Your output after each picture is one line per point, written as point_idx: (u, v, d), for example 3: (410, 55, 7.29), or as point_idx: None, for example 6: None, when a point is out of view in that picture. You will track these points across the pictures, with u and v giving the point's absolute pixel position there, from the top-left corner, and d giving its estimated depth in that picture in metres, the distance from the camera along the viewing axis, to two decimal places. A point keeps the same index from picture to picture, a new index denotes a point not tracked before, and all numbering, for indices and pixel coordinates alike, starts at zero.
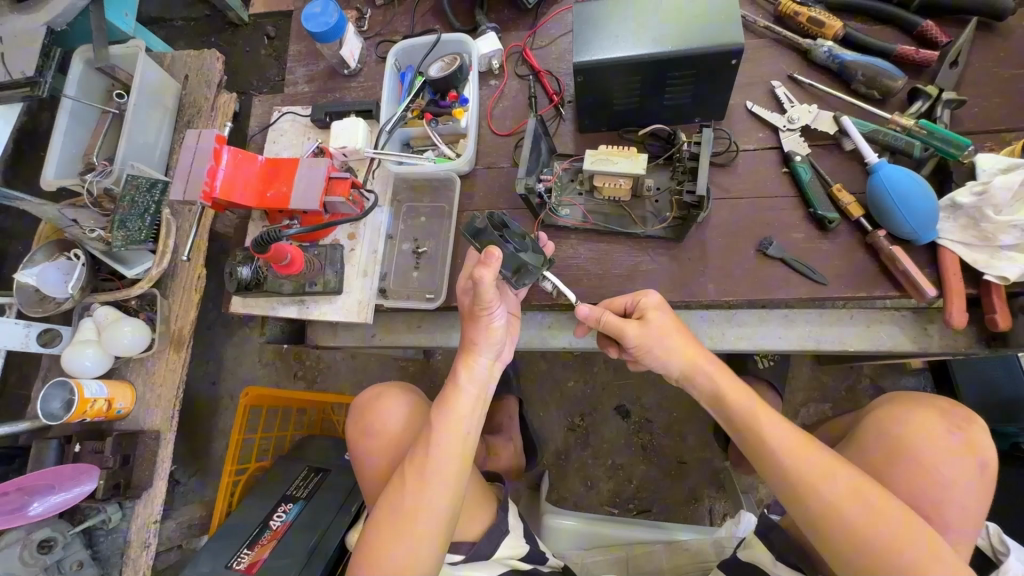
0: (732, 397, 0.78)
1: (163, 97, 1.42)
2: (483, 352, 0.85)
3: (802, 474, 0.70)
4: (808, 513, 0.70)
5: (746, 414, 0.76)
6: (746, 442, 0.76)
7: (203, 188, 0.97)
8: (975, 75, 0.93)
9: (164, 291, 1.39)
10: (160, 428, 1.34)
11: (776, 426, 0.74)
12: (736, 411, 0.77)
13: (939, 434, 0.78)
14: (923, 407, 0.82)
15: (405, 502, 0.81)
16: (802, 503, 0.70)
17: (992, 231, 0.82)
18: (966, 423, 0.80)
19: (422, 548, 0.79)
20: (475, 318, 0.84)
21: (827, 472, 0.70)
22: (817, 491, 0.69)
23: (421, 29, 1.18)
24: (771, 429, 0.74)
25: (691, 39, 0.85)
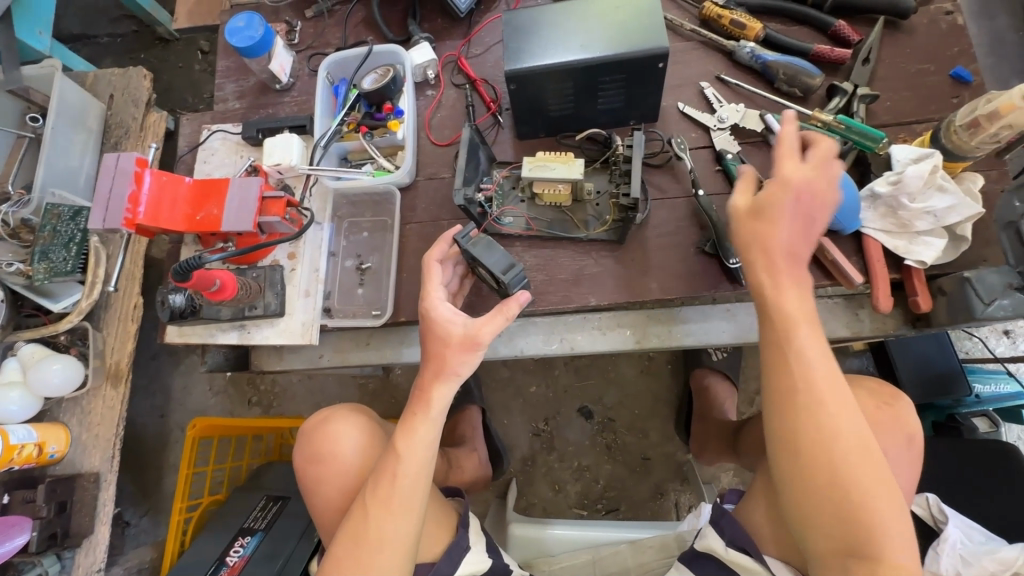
0: (793, 305, 0.71)
1: (84, 119, 1.34)
2: (453, 378, 0.80)
3: (817, 401, 0.68)
4: (790, 439, 0.69)
5: (795, 327, 0.70)
6: (786, 352, 0.70)
7: (126, 215, 0.92)
8: (886, 70, 0.98)
9: (97, 323, 1.31)
10: (99, 469, 1.26)
11: (816, 347, 0.70)
12: (782, 322, 0.71)
13: (876, 415, 0.82)
14: (857, 388, 0.86)
15: (367, 538, 0.79)
16: (794, 430, 0.69)
17: (909, 219, 0.87)
18: (894, 400, 0.85)
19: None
20: (461, 346, 0.80)
21: (840, 410, 0.68)
22: (823, 424, 0.68)
23: (353, 41, 1.16)
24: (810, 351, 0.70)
25: (618, 44, 0.86)
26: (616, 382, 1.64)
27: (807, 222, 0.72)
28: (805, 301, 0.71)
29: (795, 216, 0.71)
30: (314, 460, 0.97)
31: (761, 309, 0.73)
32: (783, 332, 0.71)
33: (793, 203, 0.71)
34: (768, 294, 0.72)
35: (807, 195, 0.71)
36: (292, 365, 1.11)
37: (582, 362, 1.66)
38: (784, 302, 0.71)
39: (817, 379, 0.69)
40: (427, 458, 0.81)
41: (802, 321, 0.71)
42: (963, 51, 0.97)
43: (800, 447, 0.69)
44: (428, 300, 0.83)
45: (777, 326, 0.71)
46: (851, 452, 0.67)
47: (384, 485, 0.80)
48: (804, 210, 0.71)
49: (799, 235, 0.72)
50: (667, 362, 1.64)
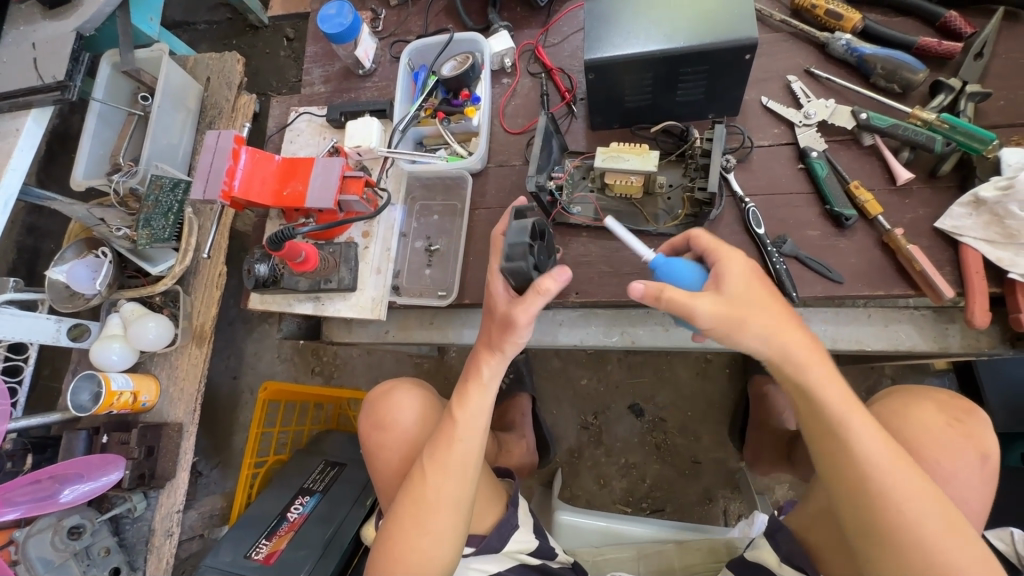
0: (838, 402, 0.68)
1: (185, 99, 1.45)
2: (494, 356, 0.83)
3: (888, 487, 0.64)
4: (879, 523, 0.64)
5: (845, 421, 0.67)
6: (841, 451, 0.67)
7: (223, 188, 1.00)
8: (1001, 67, 0.90)
9: (187, 287, 1.43)
10: (182, 420, 1.38)
11: (875, 441, 0.66)
12: (830, 415, 0.68)
13: (941, 428, 0.77)
14: (921, 401, 0.80)
15: (427, 497, 0.82)
16: (871, 514, 0.65)
17: (1018, 228, 0.79)
18: (966, 415, 0.78)
19: (444, 543, 0.81)
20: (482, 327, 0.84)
21: (912, 489, 0.64)
22: (897, 506, 0.64)
23: (434, 28, 1.19)
24: (871, 445, 0.66)
25: (704, 35, 0.84)
26: (669, 382, 1.62)
27: (794, 314, 0.70)
28: (849, 398, 0.68)
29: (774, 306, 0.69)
30: (377, 427, 1.03)
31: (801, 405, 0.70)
32: (836, 425, 0.67)
33: (759, 297, 0.68)
34: (811, 397, 0.69)
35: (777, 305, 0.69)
36: (359, 338, 1.17)
37: (635, 359, 1.65)
38: (826, 397, 0.68)
39: (885, 469, 0.65)
40: (477, 430, 0.83)
41: (851, 410, 0.67)
42: None
43: (882, 531, 0.64)
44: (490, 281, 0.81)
45: (831, 421, 0.68)
46: (930, 526, 0.63)
47: (441, 449, 0.83)
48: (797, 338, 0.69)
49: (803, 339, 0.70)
50: (724, 366, 1.60)
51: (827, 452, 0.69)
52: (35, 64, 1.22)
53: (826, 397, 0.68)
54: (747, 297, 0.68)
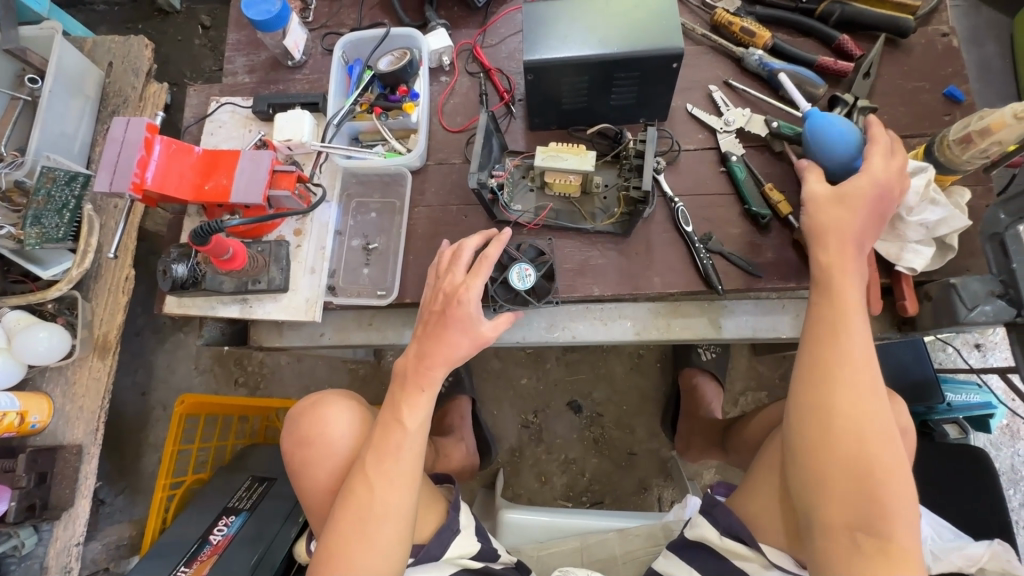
0: (850, 292, 0.76)
1: (83, 85, 1.31)
2: (431, 358, 0.82)
3: (858, 374, 0.72)
4: (822, 406, 0.72)
5: (843, 307, 0.75)
6: (830, 329, 0.74)
7: (133, 180, 0.92)
8: (884, 86, 1.02)
9: (86, 293, 1.29)
10: (82, 442, 1.24)
11: (865, 329, 0.74)
12: (838, 307, 0.75)
13: None
14: None
15: (368, 507, 0.79)
16: (824, 394, 0.72)
17: (903, 229, 0.90)
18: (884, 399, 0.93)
19: (390, 553, 0.79)
20: (439, 322, 0.82)
21: (873, 389, 0.72)
22: (857, 391, 0.71)
23: (369, 23, 1.17)
24: (860, 330, 0.74)
25: (635, 42, 0.89)
26: (605, 377, 1.68)
27: (866, 239, 0.78)
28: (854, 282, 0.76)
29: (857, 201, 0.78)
30: (302, 443, 0.98)
31: (818, 293, 0.78)
32: (840, 317, 0.74)
33: (870, 201, 0.78)
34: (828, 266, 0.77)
35: (857, 199, 0.78)
36: (291, 343, 1.10)
37: (573, 356, 1.69)
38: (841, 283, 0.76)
39: (861, 359, 0.72)
40: (421, 435, 0.83)
41: (856, 309, 0.75)
42: (957, 72, 1.02)
43: (829, 417, 0.71)
44: (470, 288, 0.80)
45: (832, 312, 0.75)
46: (875, 423, 0.70)
47: (387, 455, 0.81)
48: (854, 212, 0.78)
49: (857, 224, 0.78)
50: (656, 360, 1.67)
51: (817, 325, 0.76)
52: None
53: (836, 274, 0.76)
54: (862, 190, 0.78)
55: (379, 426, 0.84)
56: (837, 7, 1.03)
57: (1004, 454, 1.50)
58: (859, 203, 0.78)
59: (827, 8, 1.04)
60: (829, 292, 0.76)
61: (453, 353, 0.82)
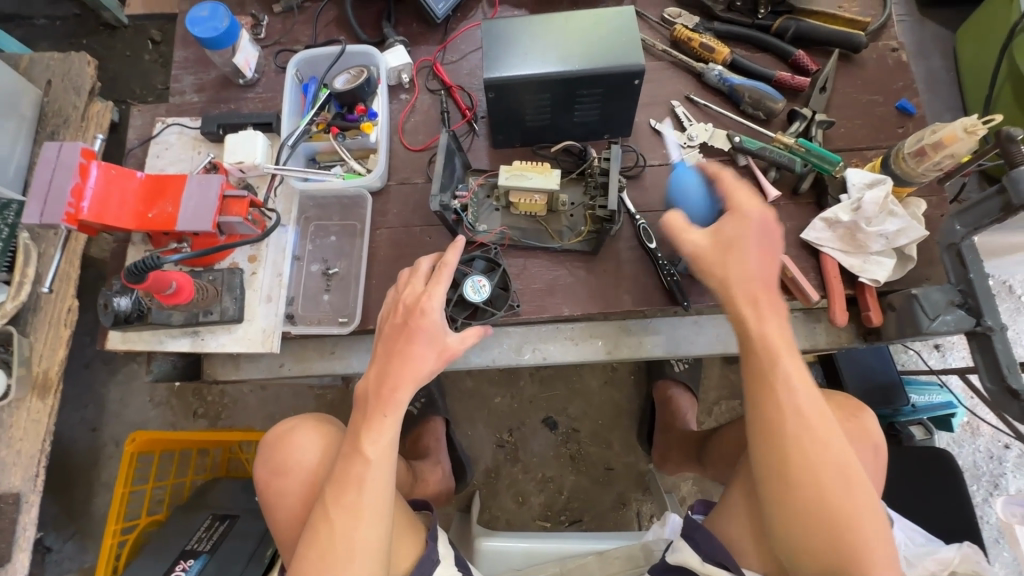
0: (775, 344, 0.73)
1: (17, 105, 1.23)
2: (398, 377, 0.76)
3: (805, 431, 0.71)
4: (781, 469, 0.72)
5: (774, 361, 0.73)
6: (763, 388, 0.73)
7: (67, 211, 0.85)
8: (839, 100, 1.04)
9: (24, 327, 1.20)
10: (19, 490, 1.15)
11: (799, 384, 0.72)
12: (768, 356, 0.73)
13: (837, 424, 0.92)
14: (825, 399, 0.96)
15: (333, 545, 0.74)
16: (780, 459, 0.72)
17: (865, 240, 0.91)
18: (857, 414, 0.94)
19: None
20: (400, 335, 0.77)
21: (827, 443, 0.71)
22: (810, 449, 0.71)
23: (324, 39, 1.13)
24: (795, 384, 0.72)
25: (597, 60, 0.88)
26: (580, 392, 1.65)
27: (771, 276, 0.75)
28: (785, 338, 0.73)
29: (758, 248, 0.75)
30: (278, 472, 0.92)
31: (744, 342, 0.76)
32: (770, 367, 0.73)
33: (756, 237, 0.75)
34: (755, 326, 0.74)
35: (756, 248, 0.75)
36: (249, 375, 1.04)
37: (547, 372, 1.66)
38: (766, 339, 0.73)
39: (807, 415, 0.71)
40: (390, 458, 0.78)
41: (785, 354, 0.73)
42: (907, 85, 1.04)
43: (791, 474, 0.71)
44: (432, 297, 0.77)
45: (762, 362, 0.73)
46: (834, 476, 0.70)
47: (349, 488, 0.76)
48: (751, 258, 0.74)
49: (769, 272, 0.75)
50: (630, 373, 1.67)
51: (753, 382, 0.74)
52: None
53: (759, 326, 0.74)
54: (742, 230, 0.75)
55: (341, 456, 0.79)
56: (792, 23, 1.04)
57: (967, 451, 1.54)
58: (750, 249, 0.74)
59: (782, 25, 1.05)
60: (755, 349, 0.74)
61: (419, 371, 0.77)
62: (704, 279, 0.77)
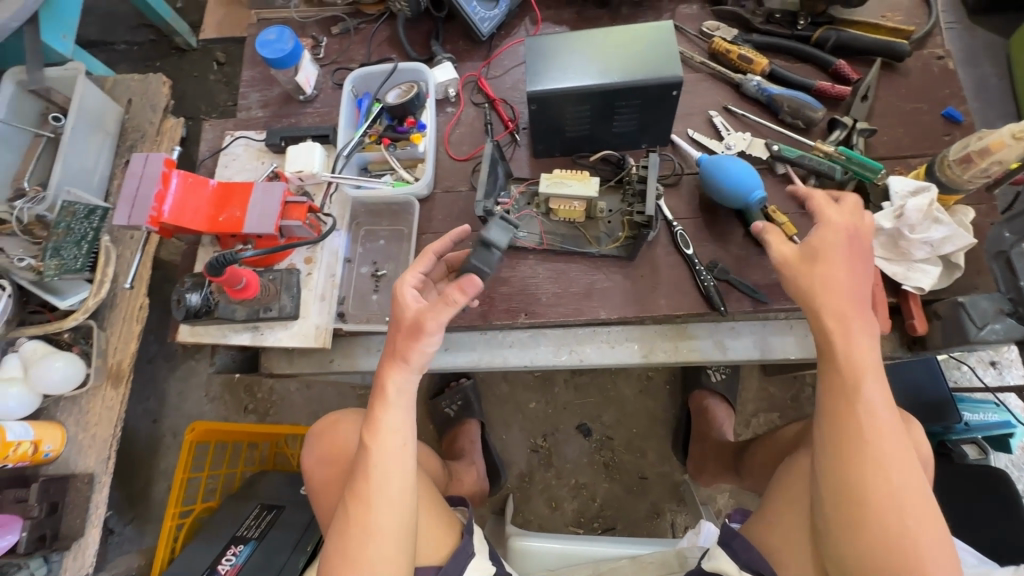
0: (860, 358, 0.73)
1: (103, 121, 1.36)
2: (402, 362, 0.77)
3: (883, 450, 0.70)
4: (852, 488, 0.70)
5: (858, 375, 0.72)
6: (846, 404, 0.72)
7: (150, 213, 0.94)
8: (882, 109, 1.04)
9: (102, 322, 1.31)
10: (93, 471, 1.25)
11: (882, 401, 0.72)
12: (852, 371, 0.73)
13: None
14: None
15: (357, 566, 0.76)
16: (853, 476, 0.70)
17: (908, 248, 0.90)
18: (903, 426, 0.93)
19: None
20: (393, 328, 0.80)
21: (903, 468, 0.70)
22: (886, 471, 0.69)
23: (377, 58, 1.21)
24: (877, 402, 0.72)
25: (636, 72, 0.91)
26: (614, 399, 1.66)
27: (863, 286, 0.76)
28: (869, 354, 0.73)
29: (848, 258, 0.76)
30: (324, 460, 1.00)
31: (827, 354, 0.75)
32: (851, 383, 0.72)
33: (842, 247, 0.77)
34: (841, 339, 0.74)
35: (847, 259, 0.76)
36: (301, 369, 1.12)
37: (582, 379, 1.68)
38: (852, 353, 0.73)
39: (887, 434, 0.71)
40: (403, 445, 0.79)
41: (869, 371, 0.73)
42: (953, 93, 1.03)
43: (859, 495, 0.70)
44: (402, 286, 0.80)
45: (846, 376, 0.73)
46: (909, 502, 0.69)
47: (360, 482, 0.78)
48: (841, 267, 0.76)
49: (854, 286, 0.75)
50: (665, 382, 1.66)
51: (832, 395, 0.74)
52: None
53: (835, 333, 0.74)
54: (829, 240, 0.77)
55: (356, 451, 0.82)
56: (832, 34, 1.05)
57: None
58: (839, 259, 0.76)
59: (822, 35, 1.06)
60: (837, 360, 0.74)
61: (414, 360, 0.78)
62: (793, 290, 0.79)
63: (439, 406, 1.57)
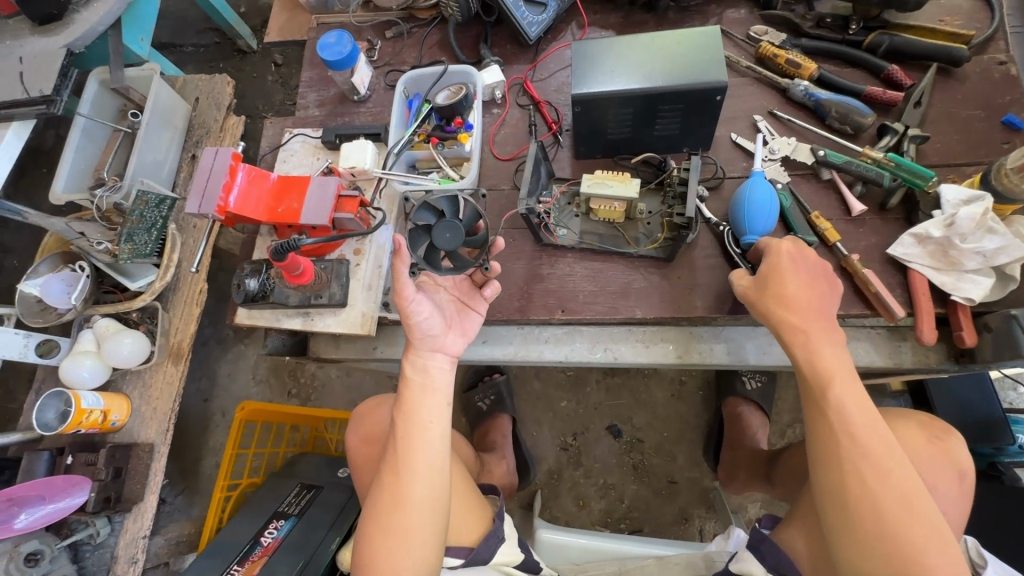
0: (828, 365, 0.78)
1: (173, 117, 1.47)
2: (418, 345, 0.86)
3: (861, 453, 0.72)
4: (838, 490, 0.73)
5: (828, 381, 0.77)
6: (818, 410, 0.77)
7: (218, 203, 1.02)
8: (937, 115, 1.02)
9: (166, 303, 1.41)
10: (154, 441, 1.35)
11: (852, 406, 0.75)
12: (821, 381, 0.77)
13: (922, 445, 0.89)
14: (905, 421, 0.94)
15: (373, 533, 0.82)
16: (837, 479, 0.73)
17: (959, 257, 0.89)
18: (943, 436, 0.91)
19: (404, 552, 0.80)
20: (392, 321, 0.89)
21: (885, 471, 0.71)
22: (867, 472, 0.71)
23: (428, 60, 1.26)
24: (849, 407, 0.75)
25: (680, 77, 0.93)
26: (645, 402, 1.67)
27: (824, 306, 0.82)
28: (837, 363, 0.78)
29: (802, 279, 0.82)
30: (364, 441, 1.08)
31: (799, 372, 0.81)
32: (817, 390, 0.78)
33: (793, 269, 0.82)
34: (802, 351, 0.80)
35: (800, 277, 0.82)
36: (347, 354, 1.18)
37: (613, 380, 1.69)
38: (815, 362, 0.78)
39: (862, 437, 0.73)
40: (428, 424, 0.84)
41: (838, 378, 0.77)
42: (1015, 100, 1.00)
43: (844, 496, 0.72)
44: None
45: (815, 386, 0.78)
46: (894, 504, 0.70)
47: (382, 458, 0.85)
48: (792, 287, 0.81)
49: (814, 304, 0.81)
50: (698, 387, 1.66)
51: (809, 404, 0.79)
52: (20, 77, 1.21)
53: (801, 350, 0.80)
54: (779, 264, 0.82)
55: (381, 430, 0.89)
56: (885, 39, 1.04)
57: None
58: (789, 279, 0.81)
59: (875, 40, 1.05)
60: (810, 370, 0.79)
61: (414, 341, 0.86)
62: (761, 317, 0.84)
63: (472, 399, 1.61)
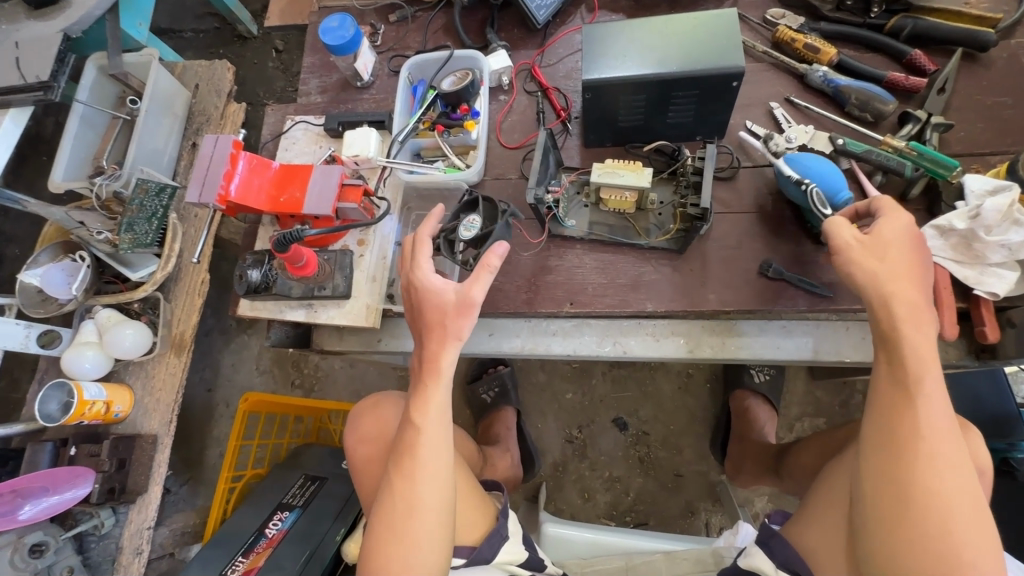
0: (918, 357, 0.72)
1: (173, 104, 1.44)
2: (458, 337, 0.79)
3: (933, 451, 0.69)
4: (898, 483, 0.70)
5: (918, 378, 0.71)
6: (897, 401, 0.73)
7: (219, 192, 0.99)
8: (961, 102, 0.98)
9: (168, 294, 1.40)
10: (157, 432, 1.34)
11: (937, 402, 0.71)
12: (917, 368, 0.71)
13: None
14: None
15: (399, 528, 0.80)
16: (897, 472, 0.70)
17: (983, 250, 0.85)
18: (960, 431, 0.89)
19: (429, 547, 0.80)
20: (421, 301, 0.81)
21: (948, 469, 0.69)
22: (936, 470, 0.69)
23: (433, 45, 1.23)
24: (933, 403, 0.71)
25: (697, 61, 0.89)
26: (652, 395, 1.65)
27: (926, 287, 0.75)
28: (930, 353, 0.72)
29: (909, 257, 0.75)
30: (364, 439, 1.06)
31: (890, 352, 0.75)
32: (911, 382, 0.72)
33: (907, 243, 0.75)
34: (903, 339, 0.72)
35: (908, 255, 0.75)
36: (351, 346, 1.16)
37: (620, 372, 1.67)
38: (918, 352, 0.72)
39: (936, 434, 0.70)
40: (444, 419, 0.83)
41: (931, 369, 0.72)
42: None
43: (905, 492, 0.69)
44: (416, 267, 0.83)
45: (908, 375, 0.72)
46: (954, 503, 0.67)
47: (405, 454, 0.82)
48: (903, 266, 0.74)
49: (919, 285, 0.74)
50: (706, 380, 1.63)
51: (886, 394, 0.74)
52: (16, 62, 1.18)
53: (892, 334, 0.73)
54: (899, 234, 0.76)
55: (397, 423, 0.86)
56: (909, 22, 1.00)
57: None
58: (899, 254, 0.75)
59: (897, 24, 1.01)
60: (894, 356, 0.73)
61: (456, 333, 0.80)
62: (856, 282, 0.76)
63: (476, 391, 1.60)
